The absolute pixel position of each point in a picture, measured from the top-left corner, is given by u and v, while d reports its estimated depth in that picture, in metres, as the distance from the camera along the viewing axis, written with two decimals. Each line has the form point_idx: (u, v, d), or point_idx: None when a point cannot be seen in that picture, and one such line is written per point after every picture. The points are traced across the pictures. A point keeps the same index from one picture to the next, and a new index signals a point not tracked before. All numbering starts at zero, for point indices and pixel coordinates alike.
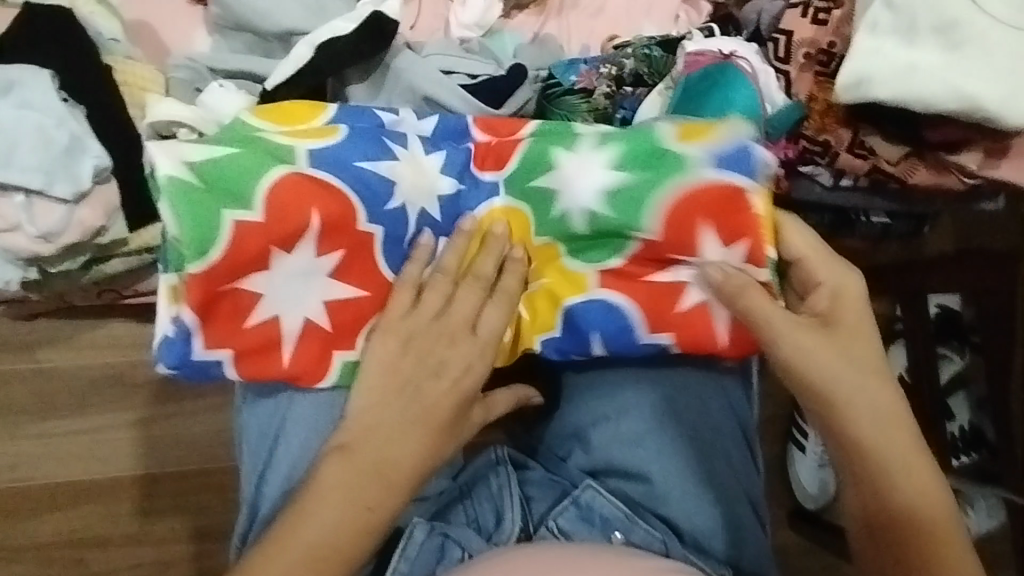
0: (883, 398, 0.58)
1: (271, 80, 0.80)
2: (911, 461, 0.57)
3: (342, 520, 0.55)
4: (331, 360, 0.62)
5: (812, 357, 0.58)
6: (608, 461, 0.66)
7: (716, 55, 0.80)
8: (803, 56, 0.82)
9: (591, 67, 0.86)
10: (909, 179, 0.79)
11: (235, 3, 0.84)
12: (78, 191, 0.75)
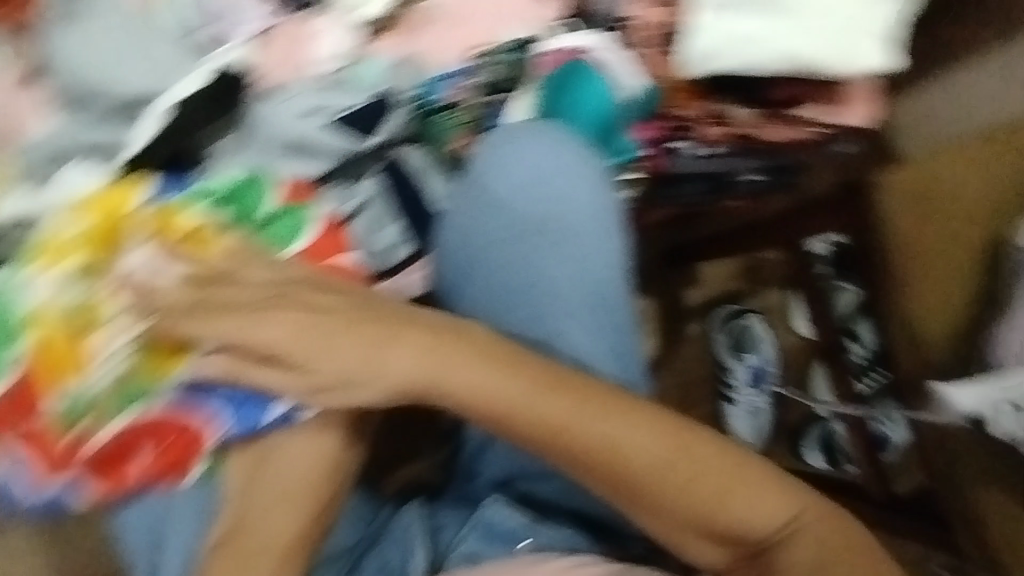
0: (500, 388, 0.62)
1: (124, 155, 0.83)
2: (547, 426, 0.61)
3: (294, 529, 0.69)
4: (190, 467, 0.72)
5: (404, 362, 0.61)
6: (484, 306, 0.78)
7: (571, 52, 0.89)
8: (651, 39, 0.91)
9: (454, 81, 0.88)
10: (768, 137, 0.89)
11: (78, 80, 0.84)
12: None
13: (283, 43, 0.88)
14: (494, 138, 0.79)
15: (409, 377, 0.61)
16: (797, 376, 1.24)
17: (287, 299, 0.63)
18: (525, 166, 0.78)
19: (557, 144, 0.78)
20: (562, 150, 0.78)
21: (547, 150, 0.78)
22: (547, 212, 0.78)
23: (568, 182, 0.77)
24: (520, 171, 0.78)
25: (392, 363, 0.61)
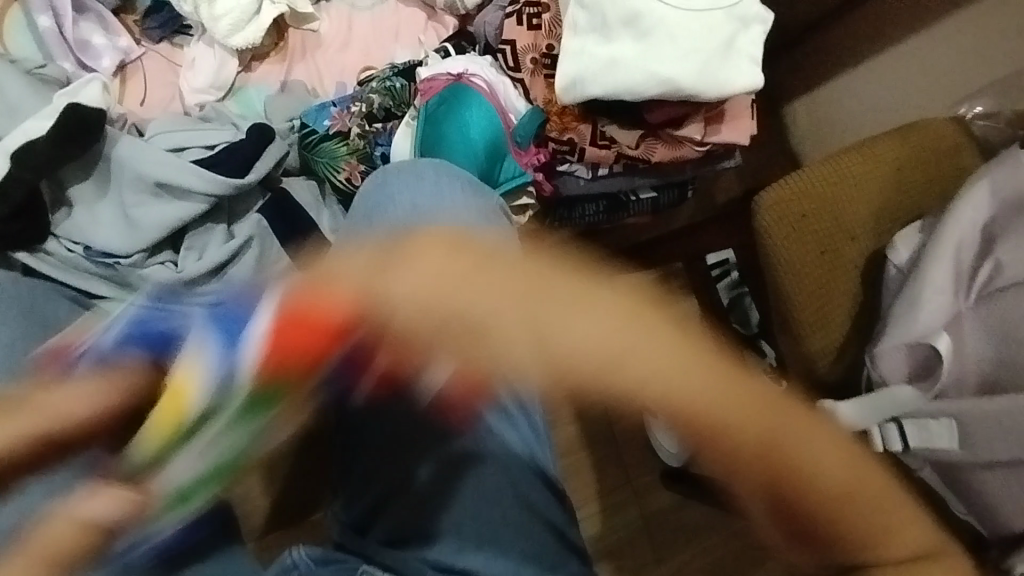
0: (701, 386, 0.35)
1: None
2: (776, 444, 0.36)
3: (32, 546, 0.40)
4: None
5: (632, 349, 0.34)
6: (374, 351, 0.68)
7: (448, 78, 0.91)
8: (530, 62, 0.89)
9: (341, 109, 0.99)
10: (651, 157, 0.88)
11: None
12: None
13: (161, 70, 1.04)
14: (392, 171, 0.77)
15: (607, 388, 0.34)
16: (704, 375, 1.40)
17: (362, 285, 0.39)
18: (415, 188, 0.74)
19: (440, 173, 0.76)
20: (453, 182, 0.75)
21: (432, 179, 0.75)
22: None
23: (454, 207, 0.72)
24: (410, 198, 0.74)
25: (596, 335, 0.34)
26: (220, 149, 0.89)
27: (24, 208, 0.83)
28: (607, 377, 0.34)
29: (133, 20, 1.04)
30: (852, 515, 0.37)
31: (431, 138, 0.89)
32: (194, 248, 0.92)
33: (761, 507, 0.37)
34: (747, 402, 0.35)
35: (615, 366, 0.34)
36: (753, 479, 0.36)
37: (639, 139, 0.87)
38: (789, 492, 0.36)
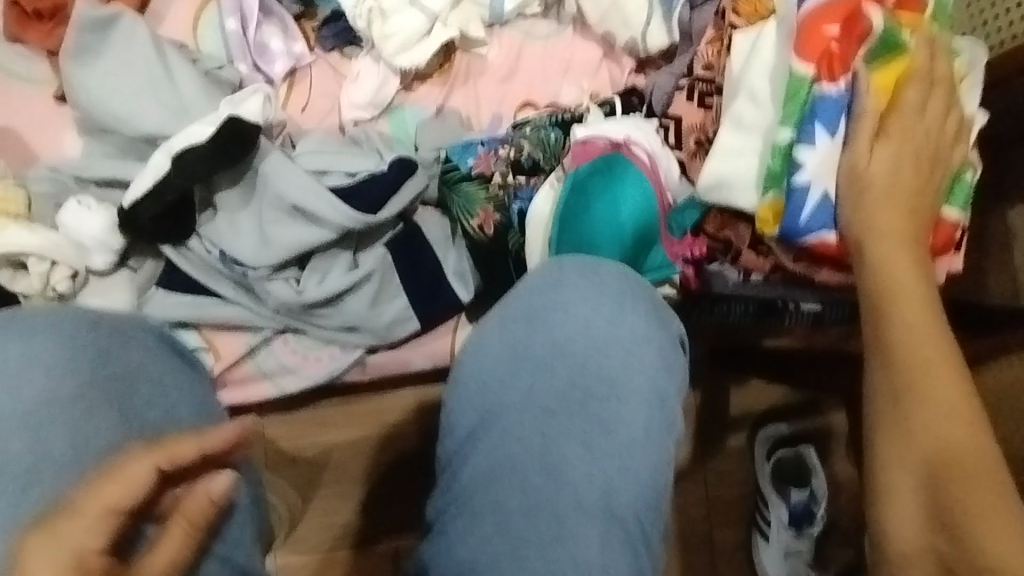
0: (956, 435, 0.56)
1: (131, 189, 0.85)
2: (952, 449, 0.55)
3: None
4: None
5: (918, 395, 0.57)
6: (478, 475, 0.56)
7: (607, 144, 0.80)
8: (694, 143, 0.80)
9: (488, 149, 0.93)
10: (813, 277, 0.73)
11: (90, 108, 0.90)
12: None
13: (326, 79, 1.03)
14: (538, 276, 0.61)
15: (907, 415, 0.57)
16: (841, 496, 1.19)
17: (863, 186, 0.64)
18: (565, 306, 0.60)
19: (623, 288, 0.60)
20: (632, 303, 0.60)
21: (598, 286, 0.60)
22: (589, 373, 0.58)
23: (620, 351, 0.58)
24: (567, 316, 0.59)
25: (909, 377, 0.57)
26: (359, 180, 0.86)
27: (179, 206, 0.86)
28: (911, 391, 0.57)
29: (311, 25, 1.04)
30: (997, 502, 0.53)
31: (576, 212, 0.78)
32: (320, 271, 0.91)
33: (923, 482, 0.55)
34: (970, 407, 0.56)
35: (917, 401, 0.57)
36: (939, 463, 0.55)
37: (801, 256, 0.72)
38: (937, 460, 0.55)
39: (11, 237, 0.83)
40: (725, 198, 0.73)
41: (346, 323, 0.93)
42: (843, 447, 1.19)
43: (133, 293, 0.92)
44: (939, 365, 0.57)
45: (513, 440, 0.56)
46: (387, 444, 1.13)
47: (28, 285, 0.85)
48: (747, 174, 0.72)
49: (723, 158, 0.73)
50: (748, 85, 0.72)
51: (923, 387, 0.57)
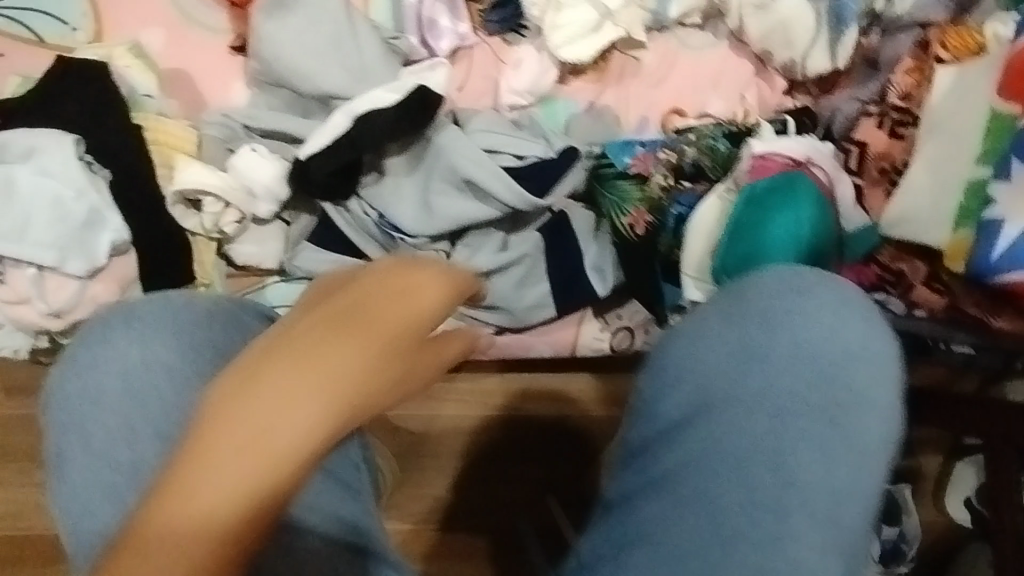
0: None
1: (307, 147, 0.87)
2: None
3: (340, 382, 0.43)
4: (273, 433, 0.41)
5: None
6: (693, 456, 0.58)
7: (788, 161, 0.80)
8: (877, 171, 0.80)
9: (648, 150, 0.94)
10: (992, 322, 0.73)
11: (272, 61, 0.92)
12: (92, 266, 0.75)
13: (487, 62, 1.04)
14: (782, 276, 0.62)
15: None
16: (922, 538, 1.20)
17: None
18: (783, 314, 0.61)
19: (867, 309, 0.61)
20: (876, 326, 0.60)
21: (842, 299, 0.61)
22: (823, 381, 0.59)
23: (856, 365, 0.59)
24: (798, 325, 0.60)
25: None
26: (528, 167, 0.88)
27: (350, 168, 0.88)
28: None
29: (477, 8, 1.04)
30: None
31: (750, 223, 0.77)
32: (469, 248, 0.93)
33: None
34: None
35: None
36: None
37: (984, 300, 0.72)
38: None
39: (189, 175, 0.86)
40: (909, 231, 0.73)
41: (487, 302, 0.95)
42: (932, 490, 1.20)
43: (285, 246, 0.94)
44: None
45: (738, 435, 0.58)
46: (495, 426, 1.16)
47: (196, 224, 0.87)
48: (933, 210, 0.72)
49: (905, 193, 0.73)
50: (941, 123, 0.72)
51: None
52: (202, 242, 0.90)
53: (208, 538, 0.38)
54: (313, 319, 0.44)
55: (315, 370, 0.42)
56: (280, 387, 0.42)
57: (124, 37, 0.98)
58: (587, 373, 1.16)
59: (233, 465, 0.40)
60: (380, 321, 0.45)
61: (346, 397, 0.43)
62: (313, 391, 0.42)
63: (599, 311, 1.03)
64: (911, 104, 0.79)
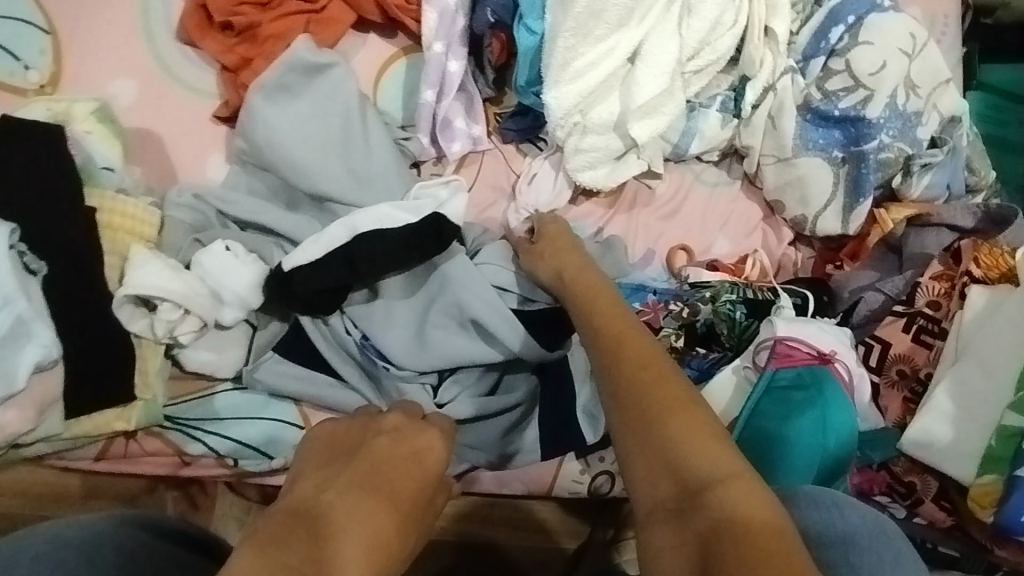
0: None
1: (294, 256, 0.76)
2: (617, 346, 0.61)
3: (367, 519, 0.49)
4: (301, 514, 0.48)
5: (641, 479, 0.53)
6: None
7: (813, 353, 0.76)
8: (896, 373, 0.79)
9: (660, 300, 0.88)
10: (995, 550, 0.73)
11: (265, 148, 0.81)
12: (7, 392, 0.66)
13: (497, 170, 0.96)
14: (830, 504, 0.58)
15: None
16: None
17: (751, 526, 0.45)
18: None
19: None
20: None
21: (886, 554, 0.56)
22: None
23: None
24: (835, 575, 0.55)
25: (665, 443, 0.52)
26: (539, 313, 0.81)
27: (343, 288, 0.78)
28: (711, 520, 0.47)
29: (495, 111, 0.97)
30: None
31: (773, 417, 0.74)
32: (458, 384, 0.84)
33: (607, 376, 0.59)
34: None
35: (668, 469, 0.51)
36: (604, 328, 0.64)
37: (990, 529, 0.72)
38: (625, 348, 0.60)
39: (146, 275, 0.72)
40: (930, 457, 0.71)
41: (470, 443, 0.87)
42: None
43: (249, 355, 0.82)
44: (750, 514, 0.46)
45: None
46: (459, 545, 1.10)
47: (145, 327, 0.73)
48: (959, 441, 0.70)
49: (934, 417, 0.71)
50: (977, 352, 0.71)
51: (670, 430, 0.52)
52: (147, 347, 0.75)
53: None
54: (344, 480, 0.53)
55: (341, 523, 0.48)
56: (305, 534, 0.46)
57: (85, 85, 0.84)
58: (553, 501, 1.10)
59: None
60: (398, 487, 0.54)
61: (382, 549, 0.48)
62: (353, 538, 0.47)
63: (582, 454, 0.96)
64: (940, 314, 0.79)
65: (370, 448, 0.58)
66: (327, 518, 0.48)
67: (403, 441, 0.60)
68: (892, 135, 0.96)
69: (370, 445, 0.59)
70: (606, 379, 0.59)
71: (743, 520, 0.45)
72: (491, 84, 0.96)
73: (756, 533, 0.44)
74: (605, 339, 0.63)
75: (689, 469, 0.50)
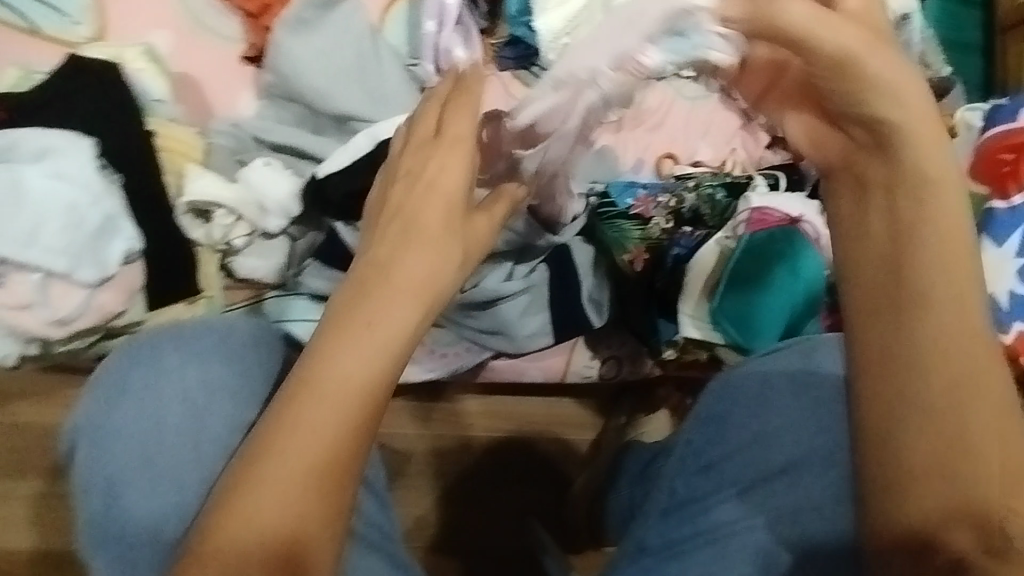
0: None
1: (326, 166, 0.88)
2: (941, 233, 0.53)
3: (416, 298, 0.54)
4: (355, 295, 0.53)
5: (912, 373, 0.53)
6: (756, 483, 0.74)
7: (784, 217, 0.87)
8: None
9: (649, 194, 0.99)
10: None
11: (292, 77, 0.92)
12: (102, 275, 0.77)
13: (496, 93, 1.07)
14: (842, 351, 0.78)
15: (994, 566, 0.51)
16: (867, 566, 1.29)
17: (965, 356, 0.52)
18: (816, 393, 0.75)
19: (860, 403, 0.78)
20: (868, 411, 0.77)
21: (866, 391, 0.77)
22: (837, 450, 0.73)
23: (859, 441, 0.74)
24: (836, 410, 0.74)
25: (917, 260, 0.53)
26: None
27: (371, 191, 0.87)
28: (932, 331, 0.52)
29: (490, 41, 1.08)
30: None
31: (750, 272, 0.86)
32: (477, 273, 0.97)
33: (882, 251, 0.55)
34: None
35: (937, 364, 0.52)
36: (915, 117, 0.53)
37: None
38: (911, 157, 0.53)
39: (202, 186, 0.84)
40: None
41: (491, 327, 0.98)
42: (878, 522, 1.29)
43: (288, 260, 0.91)
44: (998, 425, 0.52)
45: (800, 495, 0.72)
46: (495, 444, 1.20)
47: (203, 235, 0.86)
48: None
49: None
50: None
51: (929, 253, 0.53)
52: (206, 254, 0.87)
53: (355, 390, 0.50)
54: (388, 241, 0.56)
55: (415, 273, 0.55)
56: (366, 339, 0.52)
57: (129, 37, 0.95)
58: (569, 398, 1.22)
59: (373, 342, 0.52)
60: (430, 230, 0.57)
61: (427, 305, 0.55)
62: (407, 309, 0.53)
63: (592, 341, 1.07)
64: None
65: (396, 202, 0.58)
66: (373, 304, 0.53)
67: (422, 179, 0.59)
68: None
69: (395, 197, 0.59)
70: (886, 248, 0.54)
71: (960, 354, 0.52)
72: (484, 16, 1.07)
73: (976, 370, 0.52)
74: (899, 137, 0.53)
75: (926, 292, 0.53)
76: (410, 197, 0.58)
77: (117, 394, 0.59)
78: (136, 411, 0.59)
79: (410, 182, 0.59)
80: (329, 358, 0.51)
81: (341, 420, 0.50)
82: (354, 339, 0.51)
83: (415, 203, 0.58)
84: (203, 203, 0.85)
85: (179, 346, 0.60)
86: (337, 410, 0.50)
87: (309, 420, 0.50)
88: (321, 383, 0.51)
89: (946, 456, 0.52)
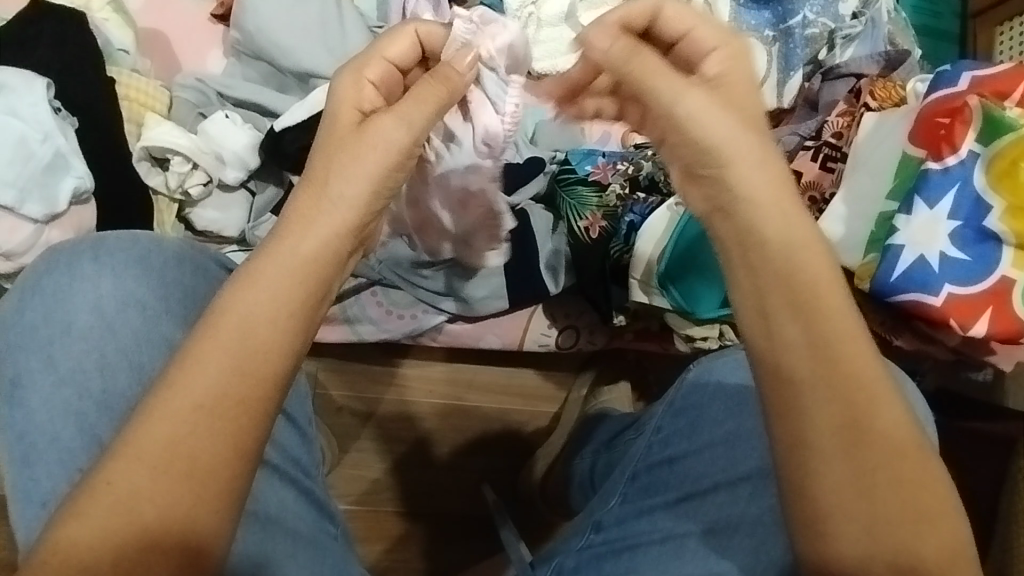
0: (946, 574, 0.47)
1: (283, 121, 0.88)
2: (799, 275, 0.50)
3: (330, 239, 0.51)
4: (274, 249, 0.50)
5: (799, 415, 0.48)
6: (709, 479, 0.74)
7: None
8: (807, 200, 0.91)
9: (608, 162, 0.99)
10: (893, 340, 0.84)
11: (256, 36, 0.94)
12: (50, 212, 0.79)
13: None
14: None
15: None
16: None
17: (849, 372, 0.48)
18: None
19: None
20: None
21: None
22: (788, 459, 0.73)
23: None
24: None
25: (774, 277, 0.50)
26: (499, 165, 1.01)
27: None
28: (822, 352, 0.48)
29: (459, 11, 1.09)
30: None
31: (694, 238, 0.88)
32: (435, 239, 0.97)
33: (753, 290, 0.50)
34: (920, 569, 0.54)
35: (832, 377, 0.48)
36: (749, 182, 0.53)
37: (886, 319, 0.83)
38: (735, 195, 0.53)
39: (157, 133, 0.86)
40: None
41: (443, 289, 1.01)
42: None
43: (249, 215, 0.92)
44: (901, 451, 0.48)
45: (766, 503, 0.71)
46: (460, 412, 1.20)
47: (161, 182, 0.88)
48: (850, 234, 0.82)
49: (834, 220, 0.83)
50: (860, 157, 0.85)
51: (800, 272, 0.50)
52: (163, 203, 0.90)
53: (260, 338, 0.47)
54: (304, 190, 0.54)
55: (320, 216, 0.52)
56: (271, 294, 0.48)
57: None
58: (530, 368, 1.22)
59: (278, 283, 0.48)
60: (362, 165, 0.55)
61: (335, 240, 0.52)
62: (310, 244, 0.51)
63: (549, 310, 1.06)
64: (841, 141, 0.91)
65: (322, 139, 0.57)
66: (291, 244, 0.50)
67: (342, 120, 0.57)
68: (814, 11, 0.99)
69: (321, 137, 0.57)
70: (766, 287, 0.50)
71: (839, 369, 0.48)
72: None
73: (852, 385, 0.48)
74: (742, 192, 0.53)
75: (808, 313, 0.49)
76: (335, 123, 0.57)
77: (34, 294, 0.63)
78: (45, 310, 0.62)
79: (346, 128, 0.57)
80: (230, 316, 0.47)
81: (235, 379, 0.46)
82: (261, 288, 0.48)
83: (333, 128, 0.57)
84: (157, 150, 0.86)
85: (98, 258, 0.63)
86: (234, 364, 0.46)
87: (206, 382, 0.45)
88: (218, 348, 0.46)
89: (849, 503, 0.47)
